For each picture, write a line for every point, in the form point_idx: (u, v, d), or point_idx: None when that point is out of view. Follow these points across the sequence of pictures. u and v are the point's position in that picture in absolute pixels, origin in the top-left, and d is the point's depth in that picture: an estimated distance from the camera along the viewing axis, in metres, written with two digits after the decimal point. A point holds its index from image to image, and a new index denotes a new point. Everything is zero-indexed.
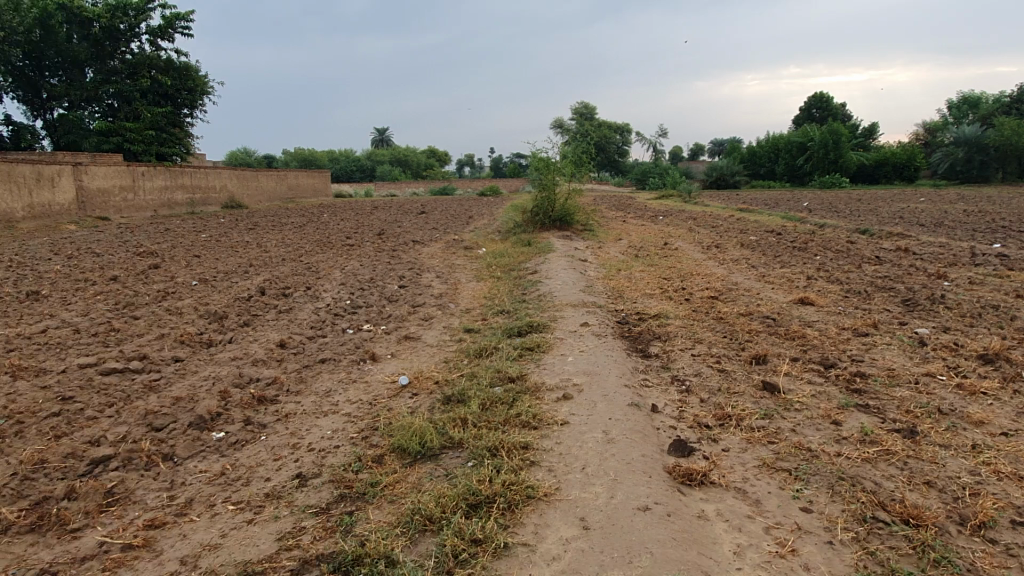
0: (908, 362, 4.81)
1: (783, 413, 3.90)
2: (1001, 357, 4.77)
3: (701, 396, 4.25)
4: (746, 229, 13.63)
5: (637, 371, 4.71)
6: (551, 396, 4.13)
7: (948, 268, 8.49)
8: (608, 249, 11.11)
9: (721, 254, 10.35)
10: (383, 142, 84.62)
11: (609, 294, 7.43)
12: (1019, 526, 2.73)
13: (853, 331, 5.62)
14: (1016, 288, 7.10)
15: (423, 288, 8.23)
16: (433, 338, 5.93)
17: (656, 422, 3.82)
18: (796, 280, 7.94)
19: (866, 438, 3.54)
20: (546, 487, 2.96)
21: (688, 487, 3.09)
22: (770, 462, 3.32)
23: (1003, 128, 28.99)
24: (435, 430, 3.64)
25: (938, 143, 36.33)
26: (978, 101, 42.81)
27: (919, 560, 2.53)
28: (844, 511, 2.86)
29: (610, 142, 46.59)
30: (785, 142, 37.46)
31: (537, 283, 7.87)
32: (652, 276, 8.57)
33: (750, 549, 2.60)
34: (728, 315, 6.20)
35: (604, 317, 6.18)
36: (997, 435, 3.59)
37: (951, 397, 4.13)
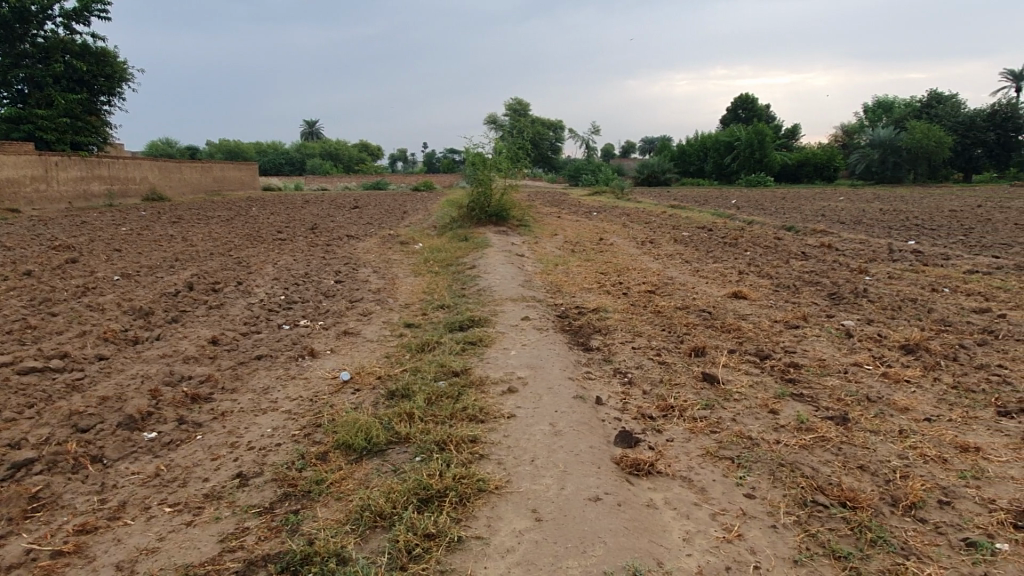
0: (837, 353, 5.01)
1: (723, 404, 4.00)
2: (921, 347, 5.03)
3: (643, 387, 4.32)
4: (678, 225, 13.96)
5: (580, 364, 4.74)
6: (495, 389, 4.12)
7: (869, 263, 8.90)
8: (545, 244, 11.18)
9: (656, 249, 10.57)
10: (313, 134, 83.18)
11: (548, 289, 7.46)
12: (945, 505, 2.88)
13: (784, 324, 5.82)
14: (932, 283, 7.49)
15: (360, 283, 8.09)
16: (373, 333, 5.84)
17: (601, 414, 3.86)
18: (728, 275, 8.17)
19: (802, 425, 3.66)
20: (497, 480, 2.94)
21: (635, 477, 3.13)
22: (713, 451, 3.40)
23: (914, 131, 30.57)
24: (381, 426, 3.58)
25: (855, 144, 38.03)
26: (891, 106, 44.99)
27: (857, 540, 2.63)
28: (785, 496, 2.95)
29: (544, 139, 46.82)
30: (713, 142, 38.54)
31: (476, 278, 7.84)
32: (589, 271, 8.64)
33: (698, 535, 2.65)
34: (666, 309, 6.31)
35: (544, 312, 6.20)
36: (921, 420, 3.78)
37: (878, 385, 4.33)
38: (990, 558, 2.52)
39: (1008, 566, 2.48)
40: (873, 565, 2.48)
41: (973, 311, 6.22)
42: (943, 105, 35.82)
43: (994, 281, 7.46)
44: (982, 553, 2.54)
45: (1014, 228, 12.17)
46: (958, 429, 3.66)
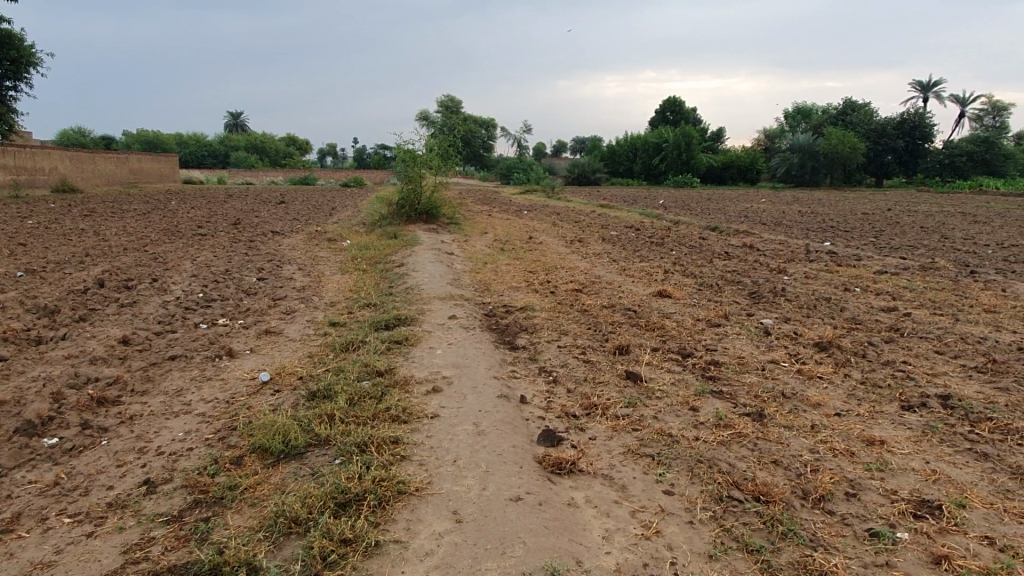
0: (755, 350, 5.16)
1: (645, 401, 4.06)
2: (833, 344, 5.24)
3: (568, 385, 4.35)
4: (607, 224, 14.13)
5: (505, 363, 4.74)
6: (420, 389, 4.07)
7: (787, 263, 9.21)
8: (475, 242, 11.12)
9: (585, 248, 10.68)
10: (237, 126, 80.75)
11: (476, 287, 7.43)
12: (852, 497, 3.00)
13: (707, 322, 5.97)
14: (844, 282, 7.82)
15: (284, 280, 7.87)
16: (296, 332, 5.68)
17: (525, 413, 3.87)
18: (654, 274, 8.33)
19: (721, 422, 3.75)
20: (418, 482, 2.89)
21: (557, 475, 3.15)
22: (635, 448, 3.44)
23: (831, 138, 31.87)
24: (300, 428, 3.48)
25: (776, 149, 39.39)
26: (809, 112, 46.89)
27: (769, 533, 2.70)
28: (702, 492, 3.01)
29: (476, 136, 46.74)
30: (642, 142, 39.21)
31: (404, 275, 7.75)
32: (518, 269, 8.66)
33: (618, 533, 2.68)
34: (592, 307, 6.39)
35: (472, 310, 6.18)
36: (832, 415, 3.93)
37: (792, 381, 4.49)
38: (891, 546, 2.63)
39: (908, 554, 2.59)
40: (783, 557, 2.55)
41: (881, 309, 6.53)
42: (857, 113, 37.55)
43: (900, 281, 7.86)
44: (884, 542, 2.66)
45: (921, 231, 12.84)
46: (865, 423, 3.82)
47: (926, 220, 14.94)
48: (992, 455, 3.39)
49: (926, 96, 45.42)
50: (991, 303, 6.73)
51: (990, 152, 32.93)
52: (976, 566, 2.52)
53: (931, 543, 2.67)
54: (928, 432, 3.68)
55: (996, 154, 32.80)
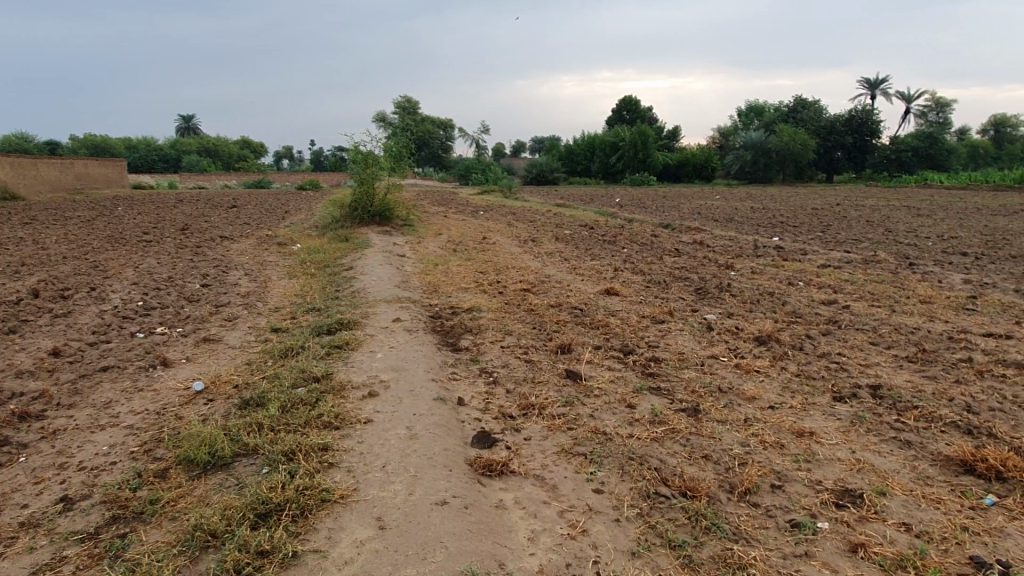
0: (697, 346, 5.22)
1: (582, 400, 4.07)
2: (772, 338, 5.31)
3: (507, 386, 4.33)
4: (561, 223, 14.15)
5: (446, 365, 4.71)
6: (356, 394, 4.01)
7: (735, 258, 9.34)
8: (427, 244, 11.05)
9: (537, 247, 10.69)
10: (189, 130, 79.22)
11: (424, 289, 7.38)
12: (778, 489, 3.04)
13: (652, 319, 6.02)
14: (789, 277, 7.96)
15: (228, 287, 7.71)
16: (236, 339, 5.58)
17: (461, 415, 3.84)
18: (604, 272, 8.36)
19: (655, 418, 3.78)
20: (343, 489, 2.85)
21: (487, 478, 3.13)
22: (568, 447, 3.44)
23: (783, 135, 32.56)
24: (227, 438, 3.40)
25: (731, 145, 39.94)
26: (761, 109, 47.70)
27: (692, 528, 2.72)
28: (631, 489, 3.02)
29: (433, 137, 46.48)
30: (601, 140, 39.32)
31: (351, 279, 7.64)
32: (469, 270, 8.62)
33: (543, 534, 2.68)
34: (539, 307, 6.38)
35: (417, 313, 6.12)
36: (766, 409, 3.98)
37: (730, 375, 4.54)
38: (811, 537, 2.67)
39: (827, 544, 2.64)
40: (705, 552, 2.57)
41: (822, 302, 6.65)
42: (808, 110, 38.35)
43: (842, 274, 8.02)
44: (804, 533, 2.70)
45: (866, 225, 13.13)
46: (796, 415, 3.88)
47: (872, 214, 15.27)
48: (915, 442, 3.48)
49: (874, 93, 46.61)
50: (926, 293, 6.91)
51: (934, 147, 33.94)
52: (890, 553, 2.58)
53: (850, 532, 2.72)
54: (856, 422, 3.75)
55: (939, 148, 33.83)
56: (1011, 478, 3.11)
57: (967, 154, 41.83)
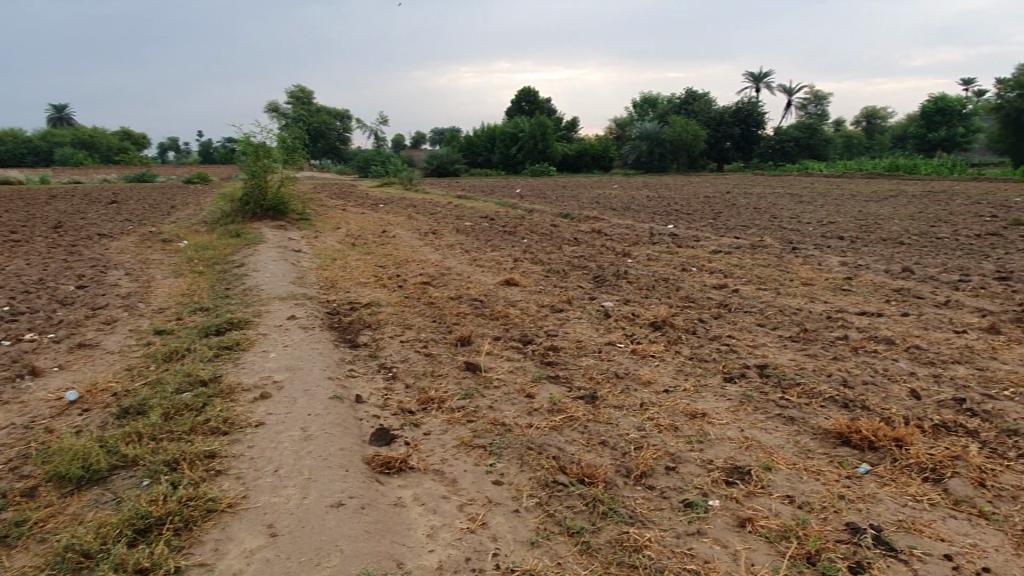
0: (595, 333, 5.31)
1: (482, 392, 4.05)
2: (666, 324, 5.47)
3: (406, 381, 4.26)
4: (462, 215, 14.09)
5: (343, 362, 4.59)
6: (246, 396, 3.84)
7: (631, 246, 9.58)
8: (324, 238, 10.74)
9: (438, 239, 10.62)
10: (62, 121, 73.98)
11: (320, 285, 7.16)
12: (672, 471, 3.13)
13: (551, 308, 6.08)
14: (682, 263, 8.23)
15: (107, 288, 7.23)
16: (115, 343, 5.23)
17: (358, 413, 3.75)
18: (504, 263, 8.38)
19: (554, 407, 3.81)
20: (231, 497, 2.72)
21: (385, 476, 3.07)
22: (468, 440, 3.42)
23: (675, 125, 34.33)
24: (104, 450, 3.18)
25: (627, 136, 41.05)
26: (655, 102, 49.16)
27: (590, 514, 2.75)
28: (530, 479, 3.03)
29: (330, 128, 45.32)
30: (501, 131, 39.35)
31: (243, 277, 7.31)
32: (367, 265, 8.42)
33: (442, 529, 2.64)
34: (439, 300, 6.32)
35: (313, 309, 5.93)
36: (660, 392, 4.09)
37: (626, 361, 4.65)
38: (702, 515, 2.77)
39: (717, 520, 2.74)
40: (602, 536, 2.61)
41: (713, 287, 6.91)
42: (698, 102, 39.84)
43: (732, 259, 8.37)
44: (696, 512, 2.79)
45: (754, 212, 13.77)
46: (689, 398, 4.01)
47: (758, 202, 16.02)
48: (798, 418, 3.67)
49: (758, 87, 48.96)
50: (807, 276, 7.32)
51: (813, 138, 36.00)
52: (775, 525, 2.70)
53: (738, 508, 2.83)
54: (744, 401, 3.92)
55: (818, 139, 35.90)
56: (881, 447, 3.34)
57: (842, 144, 44.59)
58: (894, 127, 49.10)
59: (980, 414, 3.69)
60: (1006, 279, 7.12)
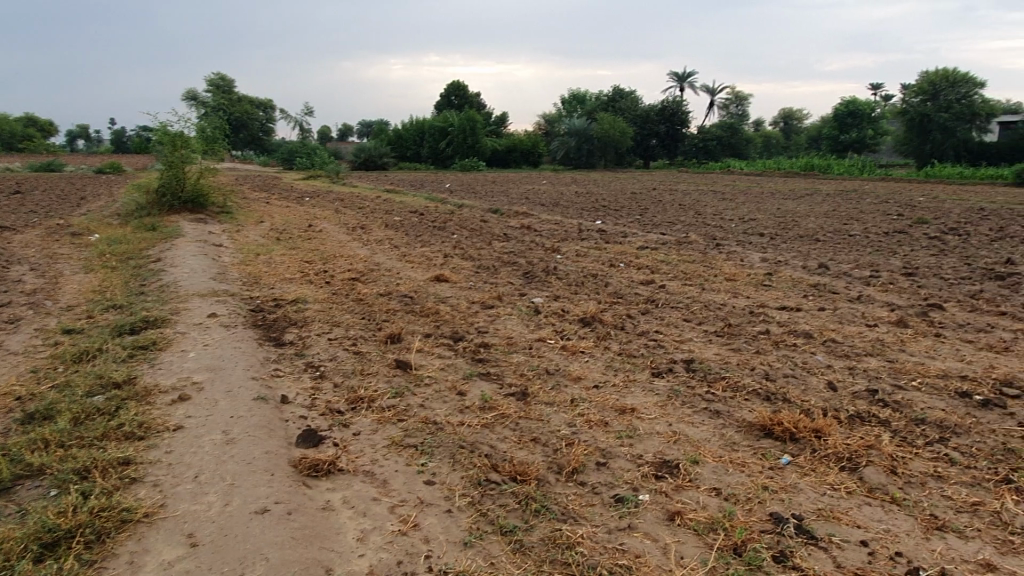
0: (525, 329, 5.31)
1: (413, 390, 3.99)
2: (595, 319, 5.52)
3: (334, 380, 4.16)
4: (391, 209, 13.89)
5: (268, 362, 4.44)
6: (164, 399, 3.66)
7: (561, 242, 9.65)
8: (246, 233, 10.39)
9: (366, 234, 10.43)
10: None
11: (243, 281, 6.92)
12: (603, 466, 3.16)
13: (481, 304, 6.05)
14: (611, 259, 8.34)
15: (9, 284, 6.78)
16: (19, 344, 4.91)
17: (284, 414, 3.63)
18: (434, 259, 8.30)
19: (486, 405, 3.78)
20: (148, 506, 2.59)
21: (313, 479, 2.98)
22: (399, 440, 3.36)
23: (603, 122, 34.67)
24: (6, 460, 2.97)
25: (556, 132, 41.35)
26: (583, 98, 49.72)
27: (523, 513, 2.75)
28: (462, 478, 3.00)
29: (253, 119, 43.94)
30: (430, 125, 39.02)
31: (159, 273, 6.99)
32: (293, 260, 8.19)
33: (373, 532, 2.59)
34: (367, 297, 6.20)
35: (235, 307, 5.72)
36: (590, 388, 4.13)
37: (557, 357, 4.67)
38: (633, 510, 2.80)
39: (648, 515, 2.78)
40: (535, 534, 2.60)
41: (641, 283, 7.03)
42: (625, 100, 40.53)
43: (658, 255, 8.54)
44: (627, 507, 2.82)
45: (679, 208, 14.09)
46: (619, 393, 4.06)
47: (683, 199, 16.40)
48: (723, 411, 3.76)
49: (682, 87, 50.15)
50: (731, 272, 7.53)
51: (734, 137, 37.15)
52: (703, 518, 2.75)
53: (668, 501, 2.88)
54: (672, 396, 3.99)
55: (739, 138, 37.03)
56: (801, 438, 3.46)
57: (761, 143, 46.18)
58: (809, 128, 51.18)
59: (891, 404, 3.88)
60: (913, 274, 7.50)
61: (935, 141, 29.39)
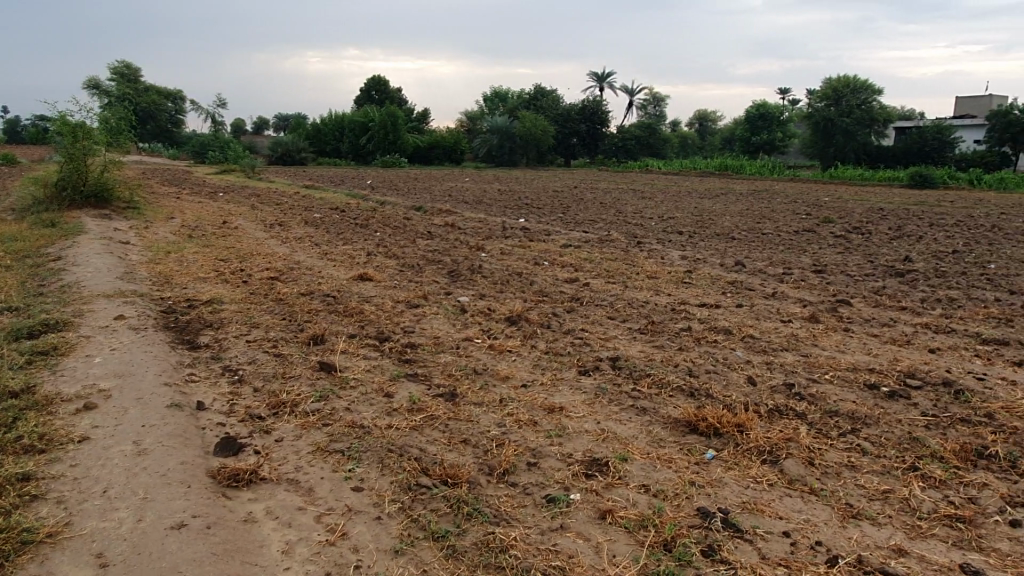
0: (452, 329, 5.26)
1: (338, 393, 3.88)
2: (522, 318, 5.52)
3: (254, 385, 3.99)
4: (310, 206, 13.52)
5: (182, 366, 4.23)
6: (67, 408, 3.43)
7: (485, 240, 9.62)
8: (156, 229, 9.90)
9: (284, 232, 10.11)
10: None
11: (153, 281, 6.57)
12: (534, 466, 3.15)
13: (406, 303, 5.96)
14: (535, 257, 8.37)
15: None
16: None
17: (200, 422, 3.46)
18: (357, 257, 8.12)
19: (413, 406, 3.72)
20: (52, 526, 2.41)
21: (233, 490, 2.85)
22: (324, 445, 3.26)
23: (525, 122, 34.99)
24: None
25: (478, 130, 41.32)
26: (506, 96, 49.87)
27: (455, 517, 2.70)
28: (391, 483, 2.93)
29: (161, 110, 42.00)
30: (350, 120, 38.24)
31: (59, 272, 6.55)
32: (207, 258, 7.85)
33: (299, 543, 2.49)
34: (287, 296, 6.00)
35: (144, 308, 5.42)
36: (519, 388, 4.12)
37: (484, 357, 4.64)
38: (565, 509, 2.80)
39: (579, 514, 2.78)
40: (467, 539, 2.57)
41: (565, 281, 7.08)
42: (546, 99, 40.89)
43: (582, 254, 8.63)
44: (559, 507, 2.82)
45: (600, 207, 14.29)
46: (547, 392, 4.06)
47: (604, 197, 16.65)
48: (650, 408, 3.82)
49: (601, 87, 50.99)
50: (652, 269, 7.68)
51: (652, 137, 38.00)
52: (634, 515, 2.78)
53: (598, 499, 2.90)
54: (599, 394, 4.02)
55: (657, 139, 37.94)
56: (725, 432, 3.55)
57: (677, 143, 47.48)
58: (722, 130, 52.94)
59: (806, 397, 4.03)
60: (822, 272, 7.85)
61: (838, 144, 30.93)
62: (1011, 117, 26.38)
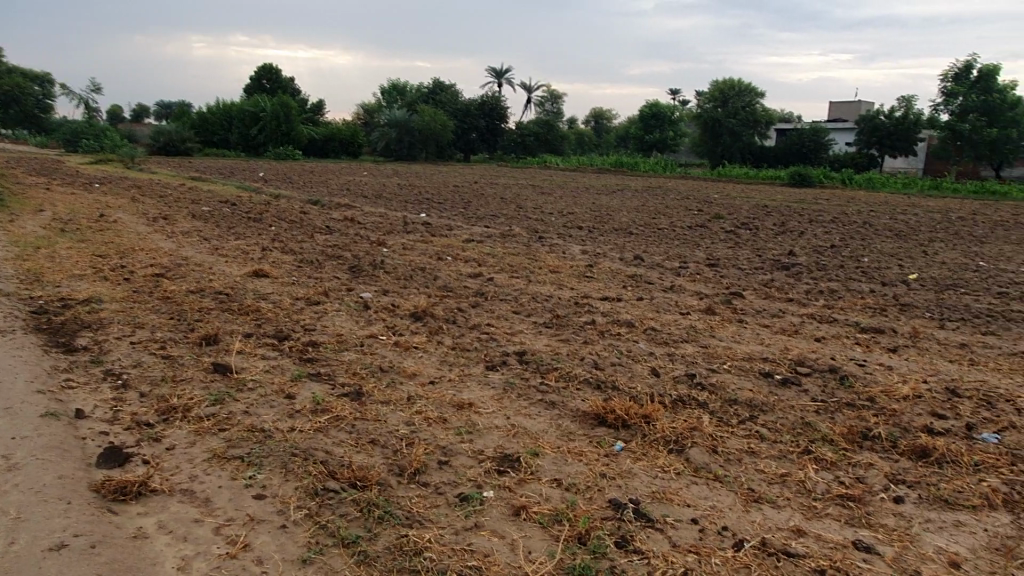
0: (355, 326, 5.10)
1: (234, 396, 3.66)
2: (427, 313, 5.42)
3: (141, 389, 3.72)
4: (198, 199, 12.82)
5: (56, 371, 3.88)
6: None
7: (386, 235, 9.44)
8: (22, 223, 9.09)
9: (170, 226, 9.53)
10: None
11: (20, 278, 6.01)
12: (445, 465, 3.08)
13: (305, 300, 5.73)
14: (438, 252, 8.27)
15: None
16: None
17: (79, 432, 3.18)
18: (251, 253, 7.75)
19: (317, 407, 3.56)
20: None
21: (121, 504, 2.63)
22: (221, 452, 3.06)
23: (424, 116, 34.67)
24: None
25: (377, 125, 40.61)
26: (403, 90, 49.23)
27: (365, 521, 2.60)
28: (296, 489, 2.79)
29: (26, 94, 38.73)
30: (239, 109, 36.64)
31: None
32: (82, 254, 7.27)
33: (197, 558, 2.33)
34: (175, 294, 5.64)
35: (11, 308, 4.94)
36: (426, 384, 4.03)
37: (389, 354, 4.52)
38: (478, 508, 2.75)
39: (493, 512, 2.74)
40: (379, 543, 2.47)
41: (469, 276, 7.02)
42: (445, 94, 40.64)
43: (484, 248, 8.60)
44: (472, 505, 2.77)
45: (501, 202, 14.33)
46: (455, 388, 4.00)
47: (504, 192, 16.71)
48: (559, 402, 3.84)
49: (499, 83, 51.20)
50: (554, 264, 7.75)
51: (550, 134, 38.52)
52: (547, 510, 2.77)
53: (511, 496, 2.87)
54: (508, 389, 4.00)
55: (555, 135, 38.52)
56: (632, 424, 3.61)
57: (574, 141, 48.49)
58: (617, 129, 54.39)
59: (707, 387, 4.16)
60: (715, 265, 8.16)
61: (725, 144, 32.43)
62: (877, 121, 28.51)
